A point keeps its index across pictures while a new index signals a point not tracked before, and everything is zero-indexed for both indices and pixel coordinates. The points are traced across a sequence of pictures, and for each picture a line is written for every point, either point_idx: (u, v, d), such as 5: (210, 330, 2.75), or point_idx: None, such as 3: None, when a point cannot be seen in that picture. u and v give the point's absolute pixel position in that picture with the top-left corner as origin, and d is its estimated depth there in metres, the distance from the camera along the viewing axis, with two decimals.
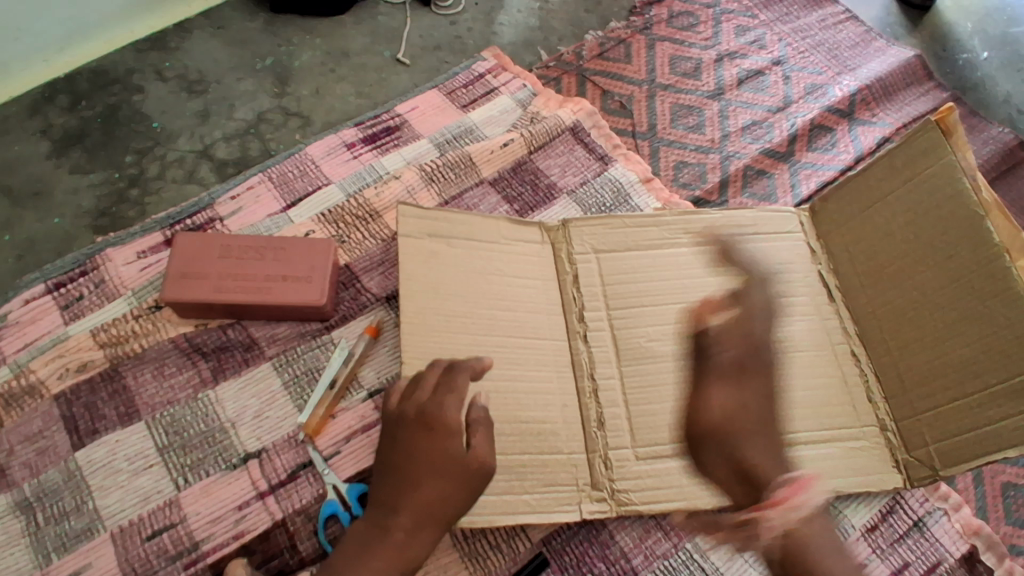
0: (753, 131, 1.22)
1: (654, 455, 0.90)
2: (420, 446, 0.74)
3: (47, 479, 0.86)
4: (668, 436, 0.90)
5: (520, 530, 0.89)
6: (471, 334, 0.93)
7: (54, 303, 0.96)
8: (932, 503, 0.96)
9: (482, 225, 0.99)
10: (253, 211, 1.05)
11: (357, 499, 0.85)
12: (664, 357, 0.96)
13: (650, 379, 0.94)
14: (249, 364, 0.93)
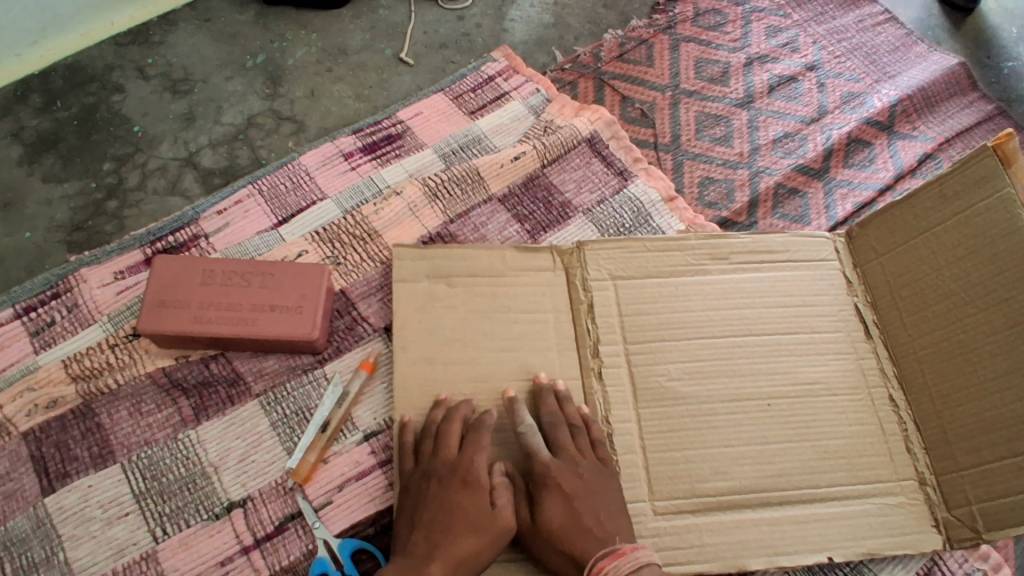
0: (786, 144, 1.13)
1: (674, 511, 0.82)
2: (450, 502, 0.74)
3: (12, 528, 0.79)
4: (689, 491, 0.83)
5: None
6: (473, 379, 0.86)
7: (24, 329, 0.89)
8: (971, 563, 0.88)
9: (487, 258, 0.92)
10: (241, 228, 0.97)
11: (349, 556, 0.77)
12: (686, 402, 0.87)
13: (671, 425, 0.86)
14: (233, 402, 0.85)
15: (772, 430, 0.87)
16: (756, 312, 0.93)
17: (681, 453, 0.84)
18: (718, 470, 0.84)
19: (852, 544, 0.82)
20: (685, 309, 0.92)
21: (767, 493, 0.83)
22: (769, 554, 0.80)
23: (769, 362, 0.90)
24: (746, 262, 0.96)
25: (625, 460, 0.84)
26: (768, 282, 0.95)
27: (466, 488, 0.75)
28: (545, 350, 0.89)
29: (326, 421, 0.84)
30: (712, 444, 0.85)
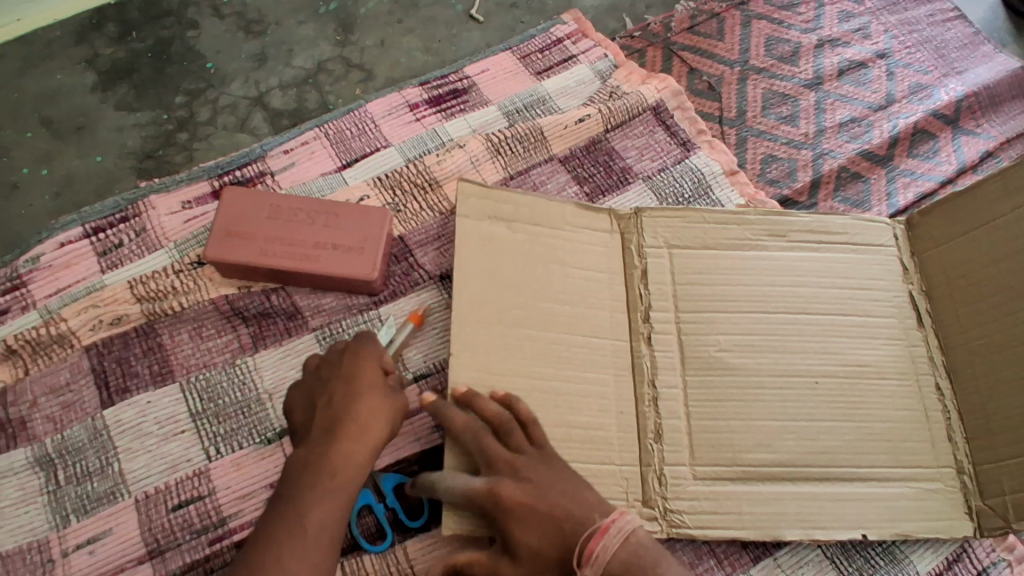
0: (852, 129, 1.12)
1: (713, 477, 0.82)
2: (359, 439, 0.68)
3: (70, 436, 0.81)
4: (734, 459, 0.83)
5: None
6: (529, 329, 0.85)
7: (91, 249, 0.91)
8: (998, 553, 0.87)
9: (547, 211, 0.91)
10: (306, 169, 0.99)
11: (391, 489, 0.81)
12: (736, 372, 0.87)
13: (718, 393, 0.86)
14: (291, 334, 0.87)
15: (818, 408, 0.86)
16: (811, 290, 0.92)
17: (725, 422, 0.84)
18: (761, 443, 0.84)
19: (887, 525, 0.82)
20: (738, 282, 0.91)
21: (808, 468, 0.83)
22: (805, 527, 0.80)
23: (821, 340, 0.90)
24: (805, 240, 0.95)
25: (669, 424, 0.84)
26: (827, 262, 0.94)
27: (374, 426, 0.69)
28: (597, 310, 0.88)
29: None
30: (758, 417, 0.85)
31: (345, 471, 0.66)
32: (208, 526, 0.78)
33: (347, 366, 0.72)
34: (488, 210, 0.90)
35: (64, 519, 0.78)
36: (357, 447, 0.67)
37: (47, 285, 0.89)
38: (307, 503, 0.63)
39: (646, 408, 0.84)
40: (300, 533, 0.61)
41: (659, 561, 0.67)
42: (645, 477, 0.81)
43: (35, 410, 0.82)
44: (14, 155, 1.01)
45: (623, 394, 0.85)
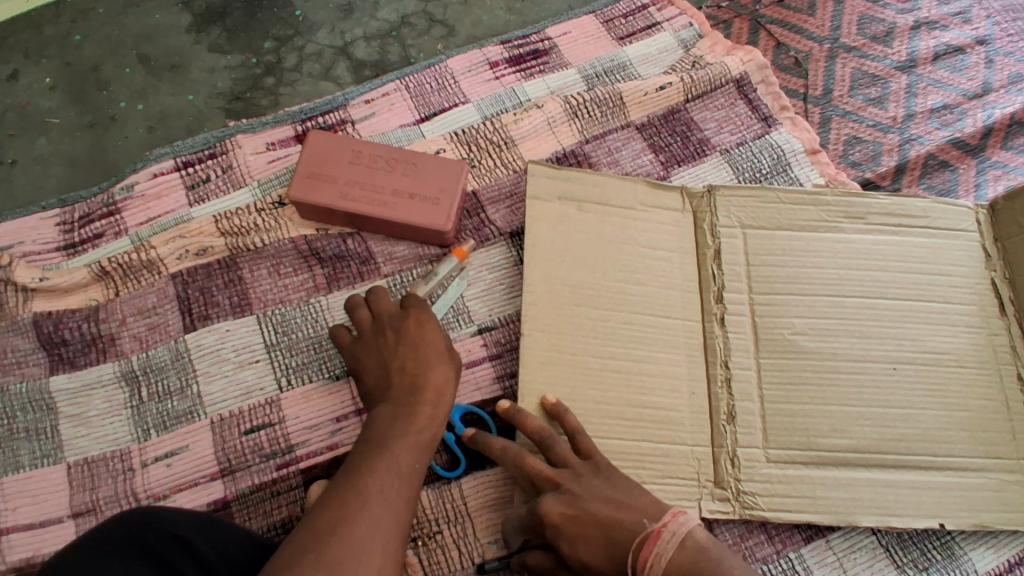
0: (943, 116, 1.07)
1: (787, 461, 0.82)
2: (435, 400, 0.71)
3: (155, 355, 0.86)
4: (805, 442, 0.82)
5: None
6: (598, 308, 0.87)
7: (181, 182, 0.95)
8: None
9: (617, 186, 0.92)
10: (386, 120, 1.01)
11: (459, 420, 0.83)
12: (805, 355, 0.86)
13: (789, 375, 0.85)
14: (363, 278, 0.90)
15: (883, 395, 0.85)
16: (885, 277, 0.90)
17: (789, 402, 0.84)
18: (825, 430, 0.83)
19: (965, 514, 0.81)
20: (814, 265, 0.90)
21: (883, 455, 0.82)
22: (880, 513, 0.80)
23: (894, 326, 0.88)
24: (884, 227, 0.93)
25: (741, 406, 0.84)
26: (903, 248, 0.92)
27: (447, 391, 0.73)
28: (664, 282, 0.89)
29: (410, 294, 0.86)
30: (829, 401, 0.84)
31: (424, 427, 0.69)
32: (276, 452, 0.81)
33: (412, 336, 0.76)
34: (559, 190, 0.91)
35: (145, 432, 0.83)
36: (434, 409, 0.71)
37: (140, 213, 0.93)
38: (396, 450, 0.66)
39: (718, 387, 0.85)
40: (399, 470, 0.64)
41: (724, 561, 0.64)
42: (716, 459, 0.82)
43: (123, 329, 0.87)
44: (113, 89, 1.06)
45: (695, 373, 0.86)
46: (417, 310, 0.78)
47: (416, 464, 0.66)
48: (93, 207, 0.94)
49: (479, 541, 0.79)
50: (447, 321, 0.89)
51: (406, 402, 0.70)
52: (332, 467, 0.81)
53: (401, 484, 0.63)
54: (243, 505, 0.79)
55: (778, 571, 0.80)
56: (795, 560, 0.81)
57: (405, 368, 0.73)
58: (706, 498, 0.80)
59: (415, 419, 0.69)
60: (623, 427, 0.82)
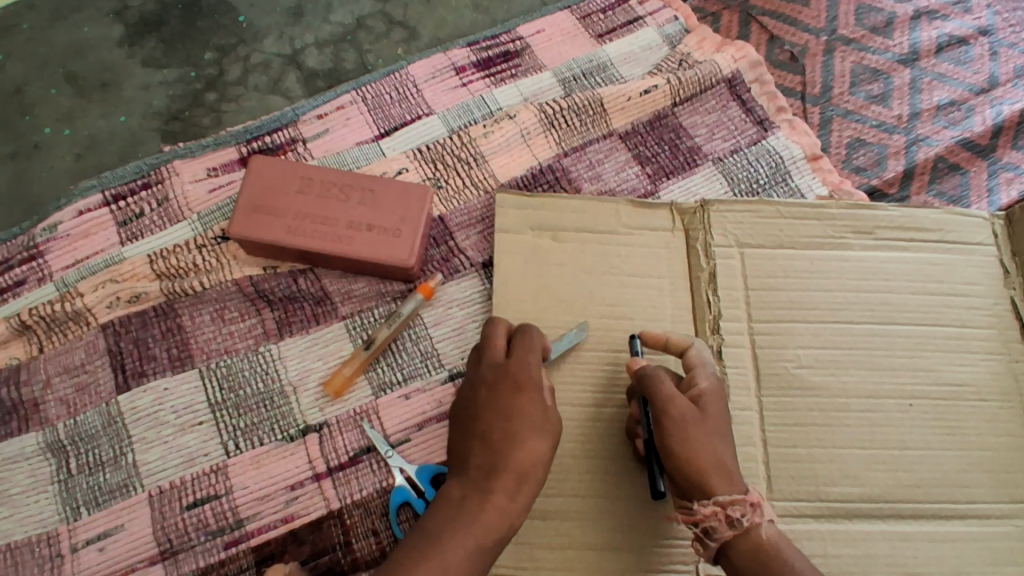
0: (948, 114, 0.98)
1: (795, 515, 0.73)
2: (521, 487, 0.60)
3: (84, 421, 0.76)
4: (815, 493, 0.73)
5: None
6: (576, 346, 0.78)
7: (112, 218, 0.84)
8: None
9: (594, 211, 0.84)
10: (341, 137, 0.90)
11: (430, 483, 0.73)
12: (815, 392, 0.77)
13: (797, 419, 0.76)
14: (318, 321, 0.80)
15: (901, 435, 0.76)
16: (895, 299, 0.81)
17: (797, 441, 0.75)
18: (831, 481, 0.74)
19: (993, 571, 0.72)
20: (819, 288, 0.81)
21: (901, 504, 0.74)
22: (901, 574, 0.71)
23: (910, 356, 0.79)
24: (894, 242, 0.84)
25: (743, 453, 0.75)
26: (917, 264, 0.83)
27: (530, 477, 0.60)
28: (653, 316, 0.80)
29: (372, 342, 0.77)
30: (835, 444, 0.75)
31: (494, 527, 0.57)
32: (223, 528, 0.72)
33: (506, 398, 0.63)
34: (530, 220, 0.83)
35: (74, 511, 0.73)
36: (510, 500, 0.58)
37: (65, 256, 0.83)
38: (444, 561, 0.54)
39: None
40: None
41: (796, 571, 0.56)
42: None
43: (48, 392, 0.77)
44: (38, 113, 0.95)
45: None
46: (519, 365, 0.64)
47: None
48: (13, 251, 0.83)
49: None
50: (414, 367, 0.79)
51: (480, 489, 0.59)
52: (287, 543, 0.72)
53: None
54: None
55: None
56: None
57: (490, 443, 0.61)
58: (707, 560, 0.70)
59: (483, 512, 0.57)
60: (614, 483, 0.73)
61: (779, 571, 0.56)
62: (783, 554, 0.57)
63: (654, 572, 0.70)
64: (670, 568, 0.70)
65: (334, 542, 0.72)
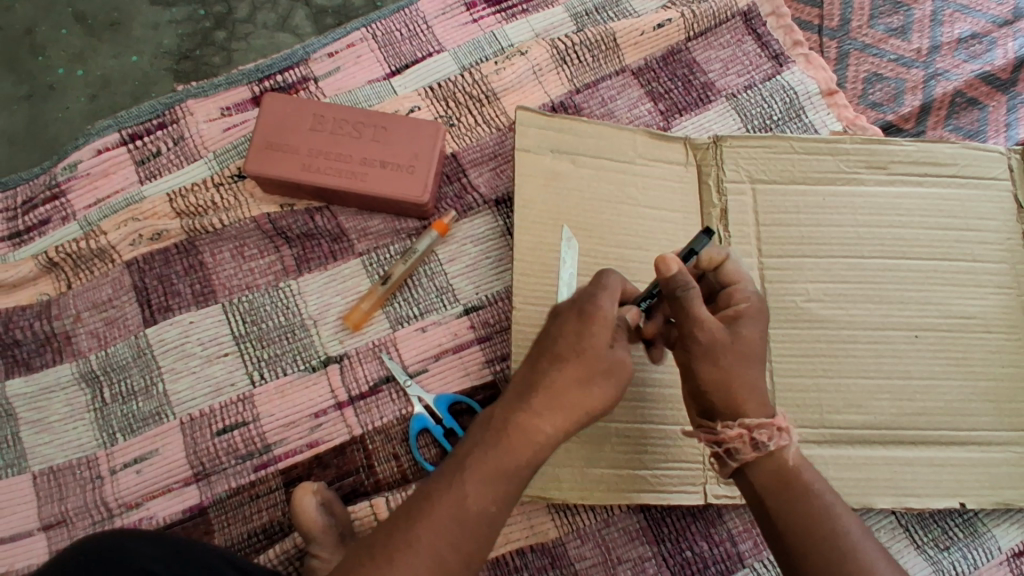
0: (971, 47, 0.96)
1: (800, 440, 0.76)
2: (558, 417, 0.56)
3: (115, 353, 0.79)
4: (820, 421, 0.76)
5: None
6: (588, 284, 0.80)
7: (129, 158, 0.86)
8: None
9: (612, 140, 0.83)
10: (352, 75, 0.90)
11: (447, 411, 0.76)
12: (823, 325, 0.79)
13: (804, 350, 0.78)
14: (336, 257, 0.82)
15: (910, 365, 0.78)
16: (905, 235, 0.82)
17: (804, 369, 0.78)
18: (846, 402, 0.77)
19: (988, 493, 0.76)
20: (831, 223, 0.82)
21: (903, 431, 0.76)
22: (898, 495, 0.75)
23: (917, 290, 0.80)
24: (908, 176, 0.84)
25: None
26: (929, 199, 0.83)
27: (568, 408, 0.56)
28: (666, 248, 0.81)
29: (389, 277, 0.79)
30: (842, 374, 0.78)
31: (522, 456, 0.55)
32: (253, 452, 0.76)
33: (569, 328, 0.58)
34: (551, 140, 0.82)
35: (111, 437, 0.77)
36: (542, 428, 0.55)
37: (87, 195, 0.85)
38: (464, 490, 0.53)
39: None
40: (459, 520, 0.52)
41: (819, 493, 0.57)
42: None
43: (79, 325, 0.80)
44: (49, 53, 0.96)
45: None
46: (589, 298, 0.58)
47: (488, 508, 0.53)
48: (35, 190, 0.85)
49: None
50: (430, 302, 0.82)
51: (512, 416, 0.56)
52: (313, 466, 0.76)
53: (459, 543, 0.52)
54: (221, 511, 0.74)
55: None
56: None
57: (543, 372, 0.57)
58: (712, 482, 0.74)
59: (512, 440, 0.55)
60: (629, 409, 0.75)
61: (803, 493, 0.57)
62: (804, 476, 0.58)
63: (663, 492, 0.73)
64: (677, 489, 0.74)
65: (358, 465, 0.76)
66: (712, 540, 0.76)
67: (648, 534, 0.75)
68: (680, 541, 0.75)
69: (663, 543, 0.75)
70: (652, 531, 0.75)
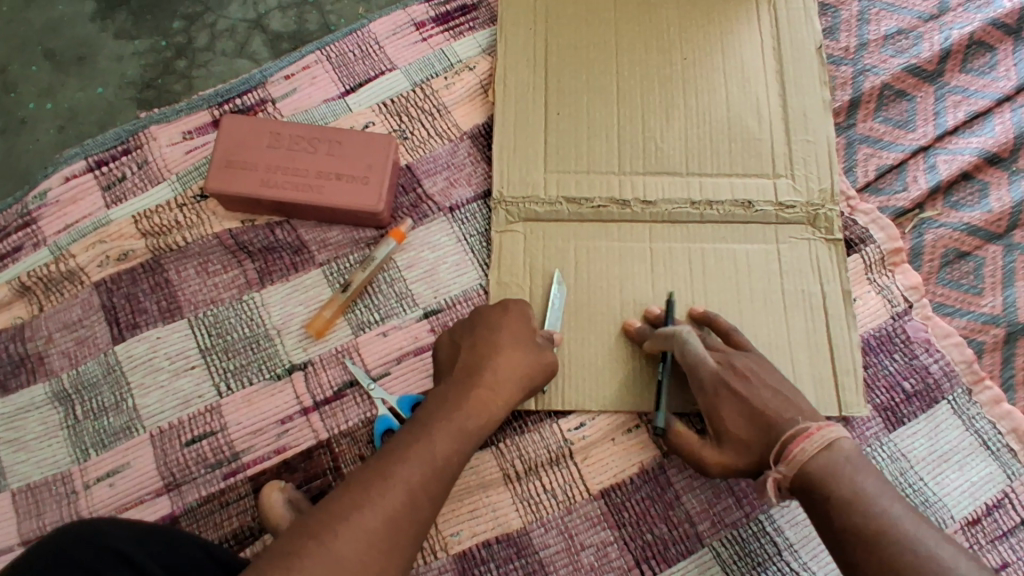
0: (897, 42, 1.01)
1: None
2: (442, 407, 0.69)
3: (85, 371, 0.81)
4: None
5: (569, 459, 0.79)
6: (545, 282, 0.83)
7: (96, 184, 0.89)
8: None
9: (541, 144, 0.90)
10: (308, 95, 0.94)
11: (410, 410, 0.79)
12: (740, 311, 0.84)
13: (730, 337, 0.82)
14: (297, 269, 0.85)
15: (812, 345, 0.82)
16: (820, 162, 0.89)
17: None
18: (841, 324, 0.83)
19: None
20: (753, 170, 0.88)
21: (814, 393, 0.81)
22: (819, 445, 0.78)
23: (817, 271, 0.85)
24: (802, 117, 0.90)
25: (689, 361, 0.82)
26: (819, 173, 0.88)
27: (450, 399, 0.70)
28: (636, 224, 0.87)
29: (349, 285, 0.83)
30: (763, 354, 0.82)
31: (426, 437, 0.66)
32: (221, 461, 0.78)
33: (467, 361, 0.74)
34: (506, 152, 0.90)
35: (83, 452, 0.79)
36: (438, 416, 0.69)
37: (56, 221, 0.87)
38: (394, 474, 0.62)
39: None
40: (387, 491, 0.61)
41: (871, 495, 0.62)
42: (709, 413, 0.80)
43: (51, 346, 0.82)
44: (20, 89, 1.00)
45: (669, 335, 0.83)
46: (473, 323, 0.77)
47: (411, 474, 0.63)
48: (7, 220, 0.88)
49: (442, 534, 0.77)
50: (390, 307, 0.85)
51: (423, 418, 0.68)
52: (281, 471, 0.78)
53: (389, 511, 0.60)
54: (193, 519, 0.76)
55: (749, 535, 0.77)
56: (765, 521, 0.77)
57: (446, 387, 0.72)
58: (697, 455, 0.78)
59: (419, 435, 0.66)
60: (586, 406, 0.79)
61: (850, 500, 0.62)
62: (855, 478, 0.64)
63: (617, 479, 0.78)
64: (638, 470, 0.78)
65: (325, 467, 0.78)
66: (672, 521, 0.78)
67: (610, 519, 0.78)
68: (640, 525, 0.78)
69: (625, 527, 0.77)
70: (613, 517, 0.78)
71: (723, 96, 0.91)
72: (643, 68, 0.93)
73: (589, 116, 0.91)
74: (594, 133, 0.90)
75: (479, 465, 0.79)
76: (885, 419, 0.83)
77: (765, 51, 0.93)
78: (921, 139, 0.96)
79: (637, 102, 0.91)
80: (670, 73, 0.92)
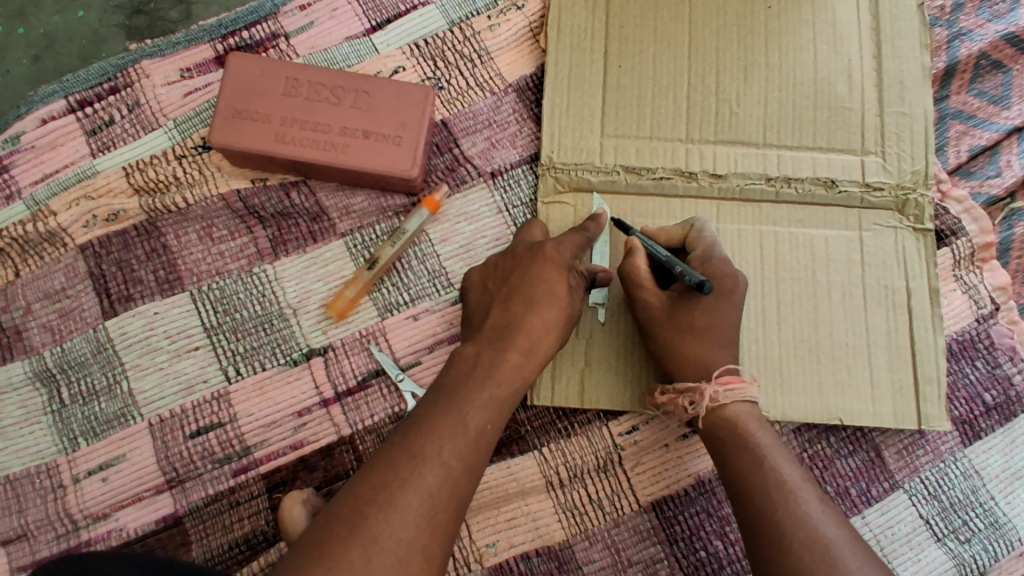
0: (998, 4, 0.89)
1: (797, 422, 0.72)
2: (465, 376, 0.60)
3: (71, 348, 0.71)
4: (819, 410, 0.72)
5: (618, 466, 0.72)
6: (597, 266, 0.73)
7: (79, 127, 0.76)
8: None
9: (598, 101, 0.78)
10: (328, 30, 0.80)
11: None
12: (815, 305, 0.74)
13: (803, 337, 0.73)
14: (315, 238, 0.74)
15: (892, 349, 0.73)
16: (915, 139, 0.78)
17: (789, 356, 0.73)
18: (925, 323, 0.74)
19: None
20: (839, 144, 0.78)
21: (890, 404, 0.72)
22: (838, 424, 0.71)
23: (902, 265, 0.75)
24: (897, 85, 0.79)
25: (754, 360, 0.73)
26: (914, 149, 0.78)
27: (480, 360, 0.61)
28: (701, 200, 0.76)
29: (376, 260, 0.72)
30: (836, 358, 0.73)
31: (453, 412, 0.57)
32: (231, 456, 0.69)
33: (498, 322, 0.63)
34: (557, 108, 0.78)
35: (72, 442, 0.69)
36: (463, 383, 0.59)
37: (32, 170, 0.75)
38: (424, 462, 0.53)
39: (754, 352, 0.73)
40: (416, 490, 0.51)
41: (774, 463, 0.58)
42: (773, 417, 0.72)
43: (30, 318, 0.72)
44: None
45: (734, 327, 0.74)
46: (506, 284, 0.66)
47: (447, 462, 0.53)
48: None
49: (476, 545, 0.70)
50: (422, 287, 0.75)
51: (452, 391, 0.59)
52: (298, 469, 0.69)
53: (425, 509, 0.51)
54: (198, 520, 0.68)
55: None
56: None
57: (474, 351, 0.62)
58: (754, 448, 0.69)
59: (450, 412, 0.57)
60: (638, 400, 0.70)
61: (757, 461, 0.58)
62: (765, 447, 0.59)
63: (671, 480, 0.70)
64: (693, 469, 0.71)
65: (347, 467, 0.70)
66: (728, 539, 0.71)
67: (660, 534, 0.70)
68: (693, 541, 0.70)
69: (677, 543, 0.70)
70: (665, 531, 0.71)
71: (807, 55, 0.79)
72: (719, 18, 0.80)
73: (656, 70, 0.79)
74: (659, 92, 0.78)
75: (519, 470, 0.71)
76: (962, 432, 0.76)
77: (860, 4, 0.81)
78: (1017, 118, 0.85)
79: (709, 57, 0.79)
80: (752, 26, 0.80)
